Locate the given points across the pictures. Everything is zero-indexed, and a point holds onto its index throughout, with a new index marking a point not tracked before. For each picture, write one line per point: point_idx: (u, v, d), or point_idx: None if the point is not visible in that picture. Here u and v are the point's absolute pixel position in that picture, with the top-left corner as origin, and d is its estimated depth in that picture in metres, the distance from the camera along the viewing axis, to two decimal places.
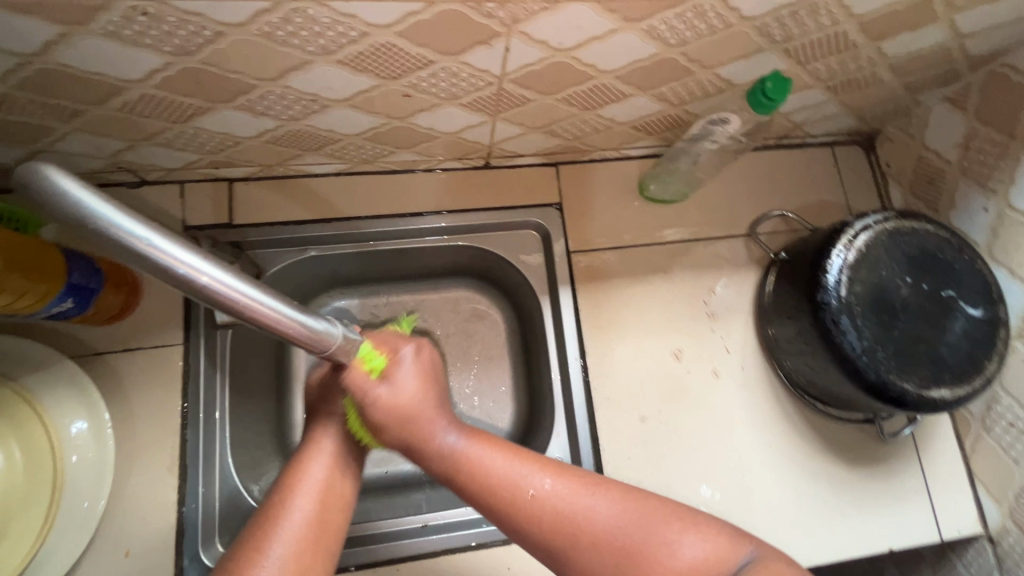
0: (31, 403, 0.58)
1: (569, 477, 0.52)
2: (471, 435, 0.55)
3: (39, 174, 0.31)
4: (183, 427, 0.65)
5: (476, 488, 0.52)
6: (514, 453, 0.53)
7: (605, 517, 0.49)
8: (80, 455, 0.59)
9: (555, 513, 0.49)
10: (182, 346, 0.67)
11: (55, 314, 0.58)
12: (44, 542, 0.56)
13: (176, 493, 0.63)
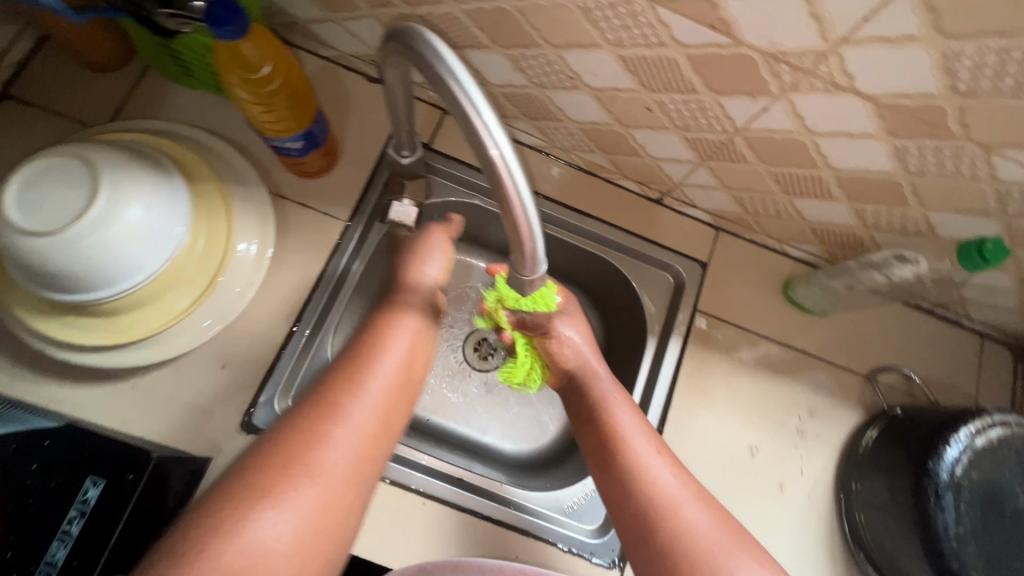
0: (226, 212, 0.66)
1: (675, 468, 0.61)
2: (623, 396, 0.66)
3: (419, 36, 0.39)
4: (312, 288, 0.71)
5: (607, 432, 0.63)
6: (645, 428, 0.64)
7: (694, 514, 0.57)
8: (242, 270, 0.67)
9: (659, 486, 0.58)
10: (344, 223, 0.74)
11: (284, 150, 0.66)
12: (185, 322, 0.64)
13: (283, 338, 0.69)
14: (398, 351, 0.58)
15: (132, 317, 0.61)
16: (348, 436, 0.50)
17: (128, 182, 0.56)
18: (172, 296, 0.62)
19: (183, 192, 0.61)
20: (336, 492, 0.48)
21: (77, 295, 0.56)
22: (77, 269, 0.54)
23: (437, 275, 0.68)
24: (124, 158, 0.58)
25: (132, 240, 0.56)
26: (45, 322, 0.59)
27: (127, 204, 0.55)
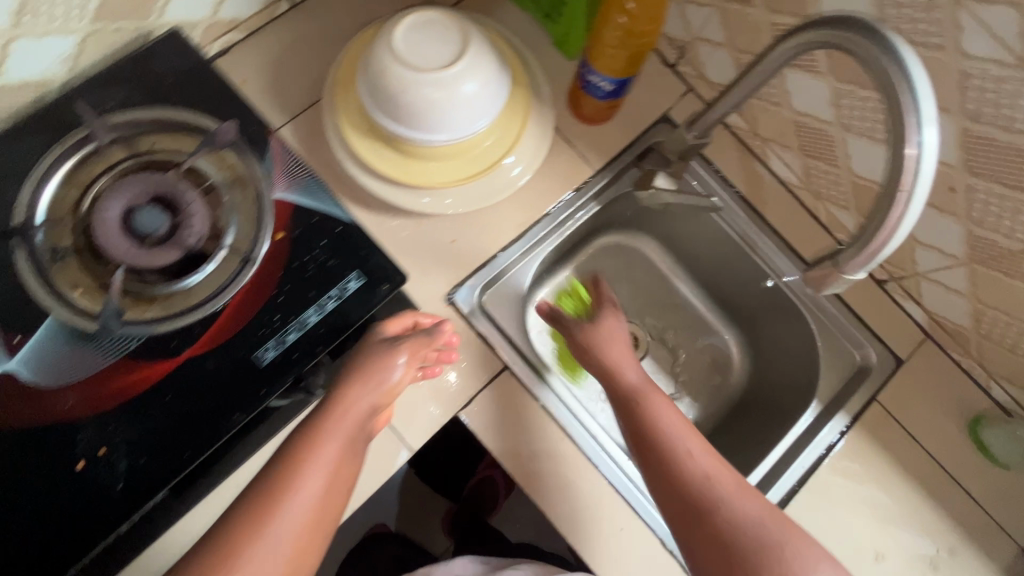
0: (519, 125, 0.73)
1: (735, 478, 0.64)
2: (690, 432, 0.67)
3: (881, 34, 0.42)
4: (545, 213, 0.79)
5: (679, 475, 0.63)
6: (701, 442, 0.66)
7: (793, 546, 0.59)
8: (502, 177, 0.73)
9: (748, 523, 0.59)
10: (593, 173, 0.81)
11: (593, 85, 0.72)
12: (438, 191, 0.71)
13: (507, 241, 0.77)
14: (362, 402, 0.58)
15: (409, 165, 0.69)
16: (310, 492, 0.54)
17: (479, 64, 0.65)
18: (442, 166, 0.70)
19: (504, 93, 0.69)
20: (315, 525, 0.54)
21: (393, 126, 0.66)
22: (410, 103, 0.63)
23: (405, 370, 0.61)
24: (487, 45, 0.67)
25: (454, 105, 0.64)
26: (356, 136, 0.69)
27: (470, 78, 0.64)
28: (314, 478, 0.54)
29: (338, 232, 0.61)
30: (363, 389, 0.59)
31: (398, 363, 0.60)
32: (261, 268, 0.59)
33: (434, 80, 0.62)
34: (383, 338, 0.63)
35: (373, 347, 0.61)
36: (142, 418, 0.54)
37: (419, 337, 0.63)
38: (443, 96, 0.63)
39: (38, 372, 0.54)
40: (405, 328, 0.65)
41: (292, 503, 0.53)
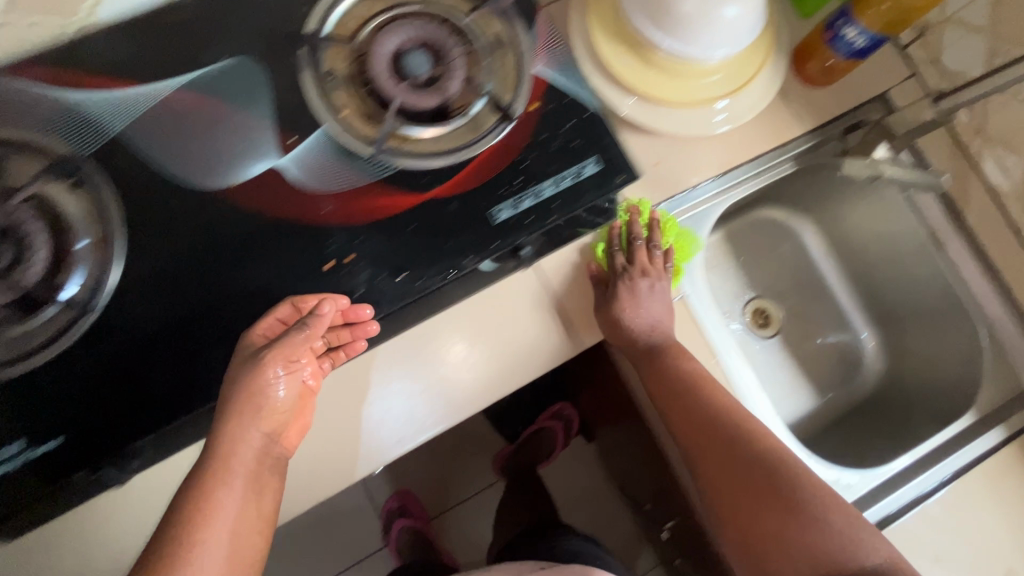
0: (747, 74, 0.73)
1: (805, 521, 0.59)
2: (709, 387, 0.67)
3: None
4: (746, 162, 0.79)
5: (701, 438, 0.65)
6: (742, 447, 0.63)
7: (815, 505, 0.60)
8: (709, 113, 0.73)
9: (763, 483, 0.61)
10: (800, 133, 0.81)
11: (841, 39, 0.71)
12: (645, 100, 0.72)
13: (706, 178, 0.77)
14: (252, 438, 0.51)
15: (636, 68, 0.70)
16: (227, 517, 0.48)
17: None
18: (663, 79, 0.71)
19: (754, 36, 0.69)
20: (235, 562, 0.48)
21: (643, 23, 0.66)
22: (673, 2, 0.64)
23: (284, 388, 0.53)
24: None
25: (710, 26, 0.65)
26: (605, 34, 0.70)
27: (737, 7, 0.64)
28: (226, 513, 0.47)
29: (585, 118, 0.62)
30: (264, 391, 0.51)
31: (275, 377, 0.52)
32: (512, 135, 0.61)
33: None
34: (250, 350, 0.52)
35: (242, 369, 0.51)
36: (393, 240, 0.58)
37: (269, 384, 0.51)
38: (705, 14, 0.64)
39: (307, 173, 0.58)
40: (282, 325, 0.54)
41: (207, 540, 0.46)
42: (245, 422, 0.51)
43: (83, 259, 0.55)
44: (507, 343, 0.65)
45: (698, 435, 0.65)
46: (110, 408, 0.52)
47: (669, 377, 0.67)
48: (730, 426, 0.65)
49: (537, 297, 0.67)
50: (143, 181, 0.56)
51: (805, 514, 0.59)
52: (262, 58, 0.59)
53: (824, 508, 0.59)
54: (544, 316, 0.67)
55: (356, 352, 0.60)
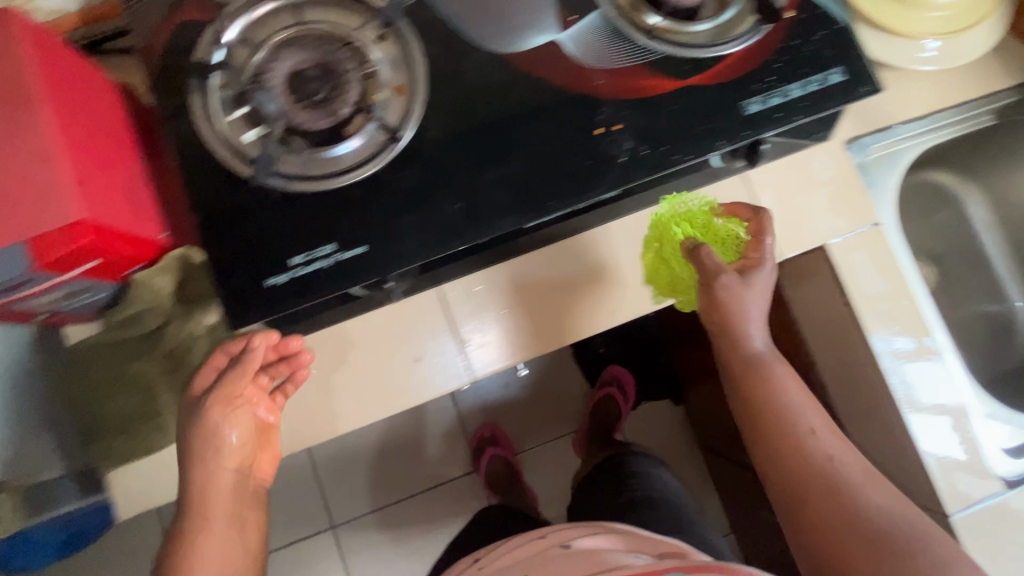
0: (971, 23, 0.76)
1: (894, 559, 0.57)
2: (798, 400, 0.68)
3: None
4: (952, 106, 0.81)
5: (774, 452, 0.66)
6: (823, 469, 0.64)
7: (893, 538, 0.58)
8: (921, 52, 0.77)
9: (821, 509, 0.62)
10: (1010, 86, 0.82)
11: None
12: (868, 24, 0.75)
13: (912, 117, 0.80)
14: (226, 471, 0.61)
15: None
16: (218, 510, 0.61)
17: None
18: (893, 7, 0.74)
19: None
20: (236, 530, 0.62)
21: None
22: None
23: (265, 411, 0.64)
24: None
25: None
26: None
27: None
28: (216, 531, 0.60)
29: (835, 30, 0.66)
30: (222, 423, 0.60)
31: (223, 426, 0.60)
32: (766, 38, 0.65)
33: None
34: (244, 354, 0.60)
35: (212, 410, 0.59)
36: (656, 115, 0.62)
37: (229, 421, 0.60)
38: None
39: (583, 49, 0.64)
40: (221, 368, 0.61)
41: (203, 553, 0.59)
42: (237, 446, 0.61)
43: (388, 101, 0.62)
44: (557, 311, 0.72)
45: (781, 457, 0.66)
46: (403, 227, 0.59)
47: (750, 392, 0.68)
48: (813, 452, 0.65)
49: (521, 291, 0.71)
50: (449, 39, 0.63)
51: (894, 556, 0.57)
52: None
53: (914, 555, 0.56)
54: (578, 302, 0.72)
55: (302, 380, 0.65)
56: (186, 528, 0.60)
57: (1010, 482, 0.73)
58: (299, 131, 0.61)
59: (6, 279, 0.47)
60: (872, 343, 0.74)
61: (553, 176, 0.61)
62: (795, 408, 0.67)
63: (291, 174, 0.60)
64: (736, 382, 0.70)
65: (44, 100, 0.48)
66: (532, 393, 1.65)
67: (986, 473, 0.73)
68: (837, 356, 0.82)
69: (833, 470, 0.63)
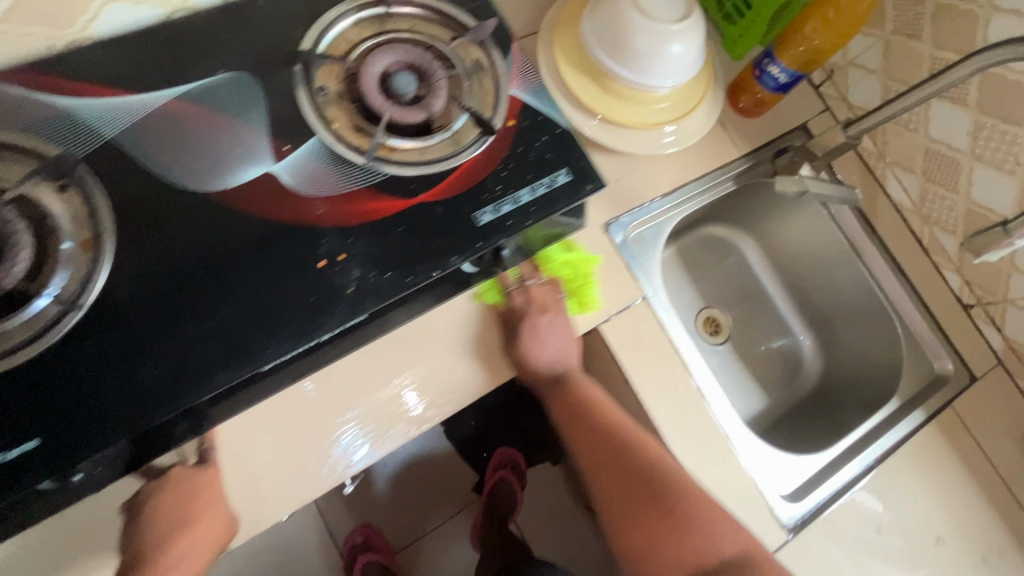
0: (687, 110, 0.84)
1: (676, 521, 0.66)
2: (587, 381, 0.76)
3: None
4: (694, 179, 0.88)
5: (602, 432, 0.71)
6: (618, 448, 0.70)
7: (673, 478, 0.69)
8: (655, 135, 0.83)
9: (622, 444, 0.70)
10: (740, 156, 0.91)
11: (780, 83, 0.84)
12: (600, 119, 0.81)
13: (659, 193, 0.86)
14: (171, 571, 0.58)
15: (592, 91, 0.79)
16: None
17: (681, 43, 0.75)
18: (616, 103, 0.80)
19: (692, 72, 0.79)
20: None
21: (603, 52, 0.77)
22: (628, 37, 0.74)
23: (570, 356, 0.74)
24: (700, 33, 0.77)
25: (649, 58, 0.75)
26: (573, 61, 0.79)
27: (668, 42, 0.74)
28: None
29: (556, 133, 0.70)
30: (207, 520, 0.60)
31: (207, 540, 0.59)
32: (486, 151, 0.67)
33: (643, 34, 0.74)
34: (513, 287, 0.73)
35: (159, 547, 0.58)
36: (380, 238, 0.61)
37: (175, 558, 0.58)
38: (643, 51, 0.75)
39: (299, 179, 0.61)
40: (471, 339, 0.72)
41: None
42: (196, 533, 0.59)
43: (71, 259, 0.55)
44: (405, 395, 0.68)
45: (585, 433, 0.72)
46: (91, 405, 0.51)
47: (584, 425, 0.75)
48: (620, 444, 0.70)
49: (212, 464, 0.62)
50: (138, 183, 0.57)
51: (682, 516, 0.67)
52: (256, 76, 0.63)
53: (705, 513, 0.67)
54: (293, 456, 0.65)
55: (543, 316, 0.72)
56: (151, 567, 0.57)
57: (793, 529, 0.77)
58: None
59: None
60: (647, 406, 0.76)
61: (275, 323, 0.56)
62: (597, 398, 0.74)
63: None
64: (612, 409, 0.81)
65: None
66: (406, 481, 1.56)
67: (773, 527, 0.76)
68: None
69: (622, 446, 0.70)
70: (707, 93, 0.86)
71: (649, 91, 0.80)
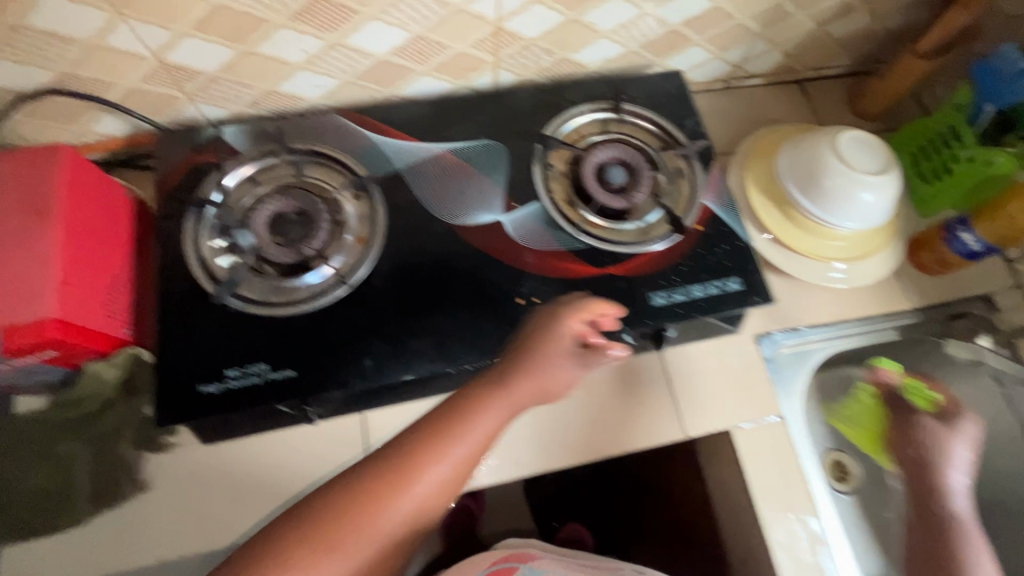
0: (859, 254, 0.88)
1: None
2: None
3: None
4: (854, 317, 0.90)
5: None
6: None
7: None
8: (826, 269, 0.87)
9: None
10: (910, 307, 0.91)
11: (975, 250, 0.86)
12: (773, 240, 0.87)
13: (816, 321, 0.89)
14: (490, 422, 0.62)
15: (775, 215, 0.86)
16: (450, 465, 0.59)
17: (872, 190, 0.80)
18: (795, 231, 0.86)
19: (876, 220, 0.84)
20: (387, 551, 0.58)
21: (793, 184, 0.85)
22: (822, 176, 0.81)
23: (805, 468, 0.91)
24: (894, 185, 0.82)
25: (837, 196, 0.81)
26: (760, 184, 0.88)
27: (860, 187, 0.80)
28: (430, 484, 0.59)
29: (736, 245, 0.78)
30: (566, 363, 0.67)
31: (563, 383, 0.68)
32: (669, 245, 0.77)
33: (837, 174, 0.80)
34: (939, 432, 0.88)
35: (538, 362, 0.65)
36: (569, 293, 0.73)
37: (579, 320, 0.67)
38: (833, 189, 0.81)
39: (517, 230, 0.76)
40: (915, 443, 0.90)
41: (403, 486, 0.58)
42: (485, 424, 0.62)
43: (350, 250, 0.74)
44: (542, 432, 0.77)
45: None
46: (333, 356, 0.68)
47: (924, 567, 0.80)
48: None
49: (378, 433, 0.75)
50: (407, 206, 0.76)
51: None
52: (506, 148, 0.81)
53: None
54: None
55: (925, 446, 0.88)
56: (410, 454, 0.59)
57: None
58: (271, 261, 0.72)
59: None
60: (757, 510, 0.78)
61: (474, 336, 0.70)
62: None
63: (251, 299, 0.70)
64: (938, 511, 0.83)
65: (57, 219, 0.60)
66: None
67: None
68: (738, 535, 0.85)
69: None
70: (884, 244, 0.89)
71: (828, 227, 0.85)
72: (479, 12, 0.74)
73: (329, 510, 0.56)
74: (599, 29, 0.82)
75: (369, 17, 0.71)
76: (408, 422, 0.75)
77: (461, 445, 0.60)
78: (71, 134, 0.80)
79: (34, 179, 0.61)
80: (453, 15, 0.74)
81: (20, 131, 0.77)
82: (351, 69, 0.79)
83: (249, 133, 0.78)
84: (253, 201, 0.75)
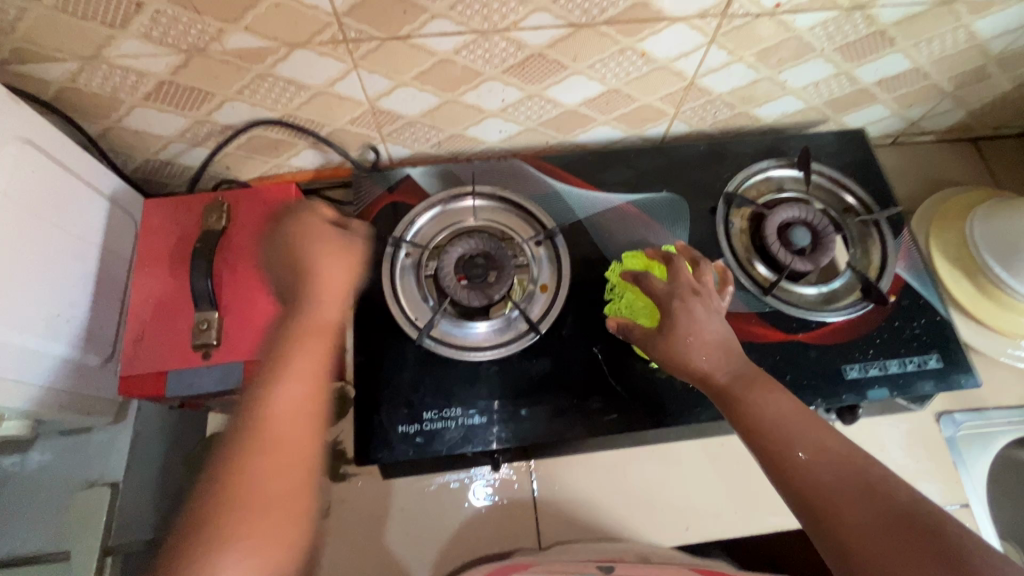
0: None
1: (841, 504, 0.48)
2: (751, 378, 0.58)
3: None
4: None
5: (752, 424, 0.54)
6: (776, 429, 0.53)
7: (878, 477, 0.49)
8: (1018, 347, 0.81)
9: (785, 435, 0.53)
10: None
11: None
12: (961, 312, 0.82)
13: (1001, 404, 0.83)
14: (304, 350, 0.54)
15: (966, 285, 0.81)
16: (301, 358, 0.54)
17: None
18: (989, 303, 0.81)
19: None
20: (289, 489, 0.48)
21: (988, 253, 0.80)
22: None
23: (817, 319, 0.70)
24: None
25: None
26: (947, 251, 0.84)
27: None
28: (298, 378, 0.53)
29: (935, 320, 0.73)
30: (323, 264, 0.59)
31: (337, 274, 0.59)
32: (860, 315, 0.74)
33: None
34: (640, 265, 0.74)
35: (323, 259, 0.60)
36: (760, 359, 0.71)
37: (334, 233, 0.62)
38: None
39: None
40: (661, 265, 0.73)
41: (269, 411, 0.50)
42: (316, 321, 0.56)
43: (537, 297, 0.75)
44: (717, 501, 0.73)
45: (746, 416, 0.55)
46: (524, 406, 0.68)
47: (821, 491, 0.49)
48: (771, 438, 0.53)
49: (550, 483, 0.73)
50: (588, 257, 0.76)
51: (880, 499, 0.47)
52: (684, 201, 0.81)
53: (881, 504, 0.47)
54: (610, 509, 0.72)
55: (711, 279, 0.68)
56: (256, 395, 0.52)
57: None
58: (460, 303, 0.73)
59: (215, 391, 0.58)
60: None
61: (663, 397, 0.68)
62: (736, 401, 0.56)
63: (444, 341, 0.72)
64: (739, 403, 0.56)
65: (290, 258, 0.63)
66: None
67: None
68: None
69: (797, 440, 0.52)
70: None
71: None
72: (680, 69, 0.74)
73: (212, 494, 0.47)
74: (790, 86, 0.80)
75: (575, 72, 0.72)
76: (581, 475, 0.74)
77: (298, 352, 0.54)
78: (268, 165, 0.84)
79: (271, 219, 0.65)
80: (653, 71, 0.74)
81: (227, 161, 0.82)
82: (538, 117, 0.81)
83: (436, 175, 0.80)
84: (443, 242, 0.77)
